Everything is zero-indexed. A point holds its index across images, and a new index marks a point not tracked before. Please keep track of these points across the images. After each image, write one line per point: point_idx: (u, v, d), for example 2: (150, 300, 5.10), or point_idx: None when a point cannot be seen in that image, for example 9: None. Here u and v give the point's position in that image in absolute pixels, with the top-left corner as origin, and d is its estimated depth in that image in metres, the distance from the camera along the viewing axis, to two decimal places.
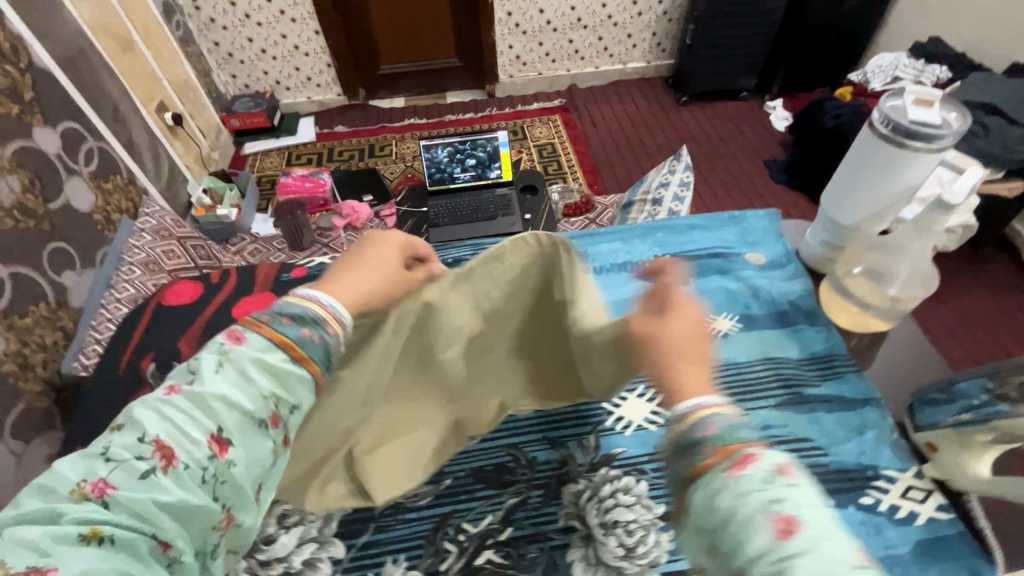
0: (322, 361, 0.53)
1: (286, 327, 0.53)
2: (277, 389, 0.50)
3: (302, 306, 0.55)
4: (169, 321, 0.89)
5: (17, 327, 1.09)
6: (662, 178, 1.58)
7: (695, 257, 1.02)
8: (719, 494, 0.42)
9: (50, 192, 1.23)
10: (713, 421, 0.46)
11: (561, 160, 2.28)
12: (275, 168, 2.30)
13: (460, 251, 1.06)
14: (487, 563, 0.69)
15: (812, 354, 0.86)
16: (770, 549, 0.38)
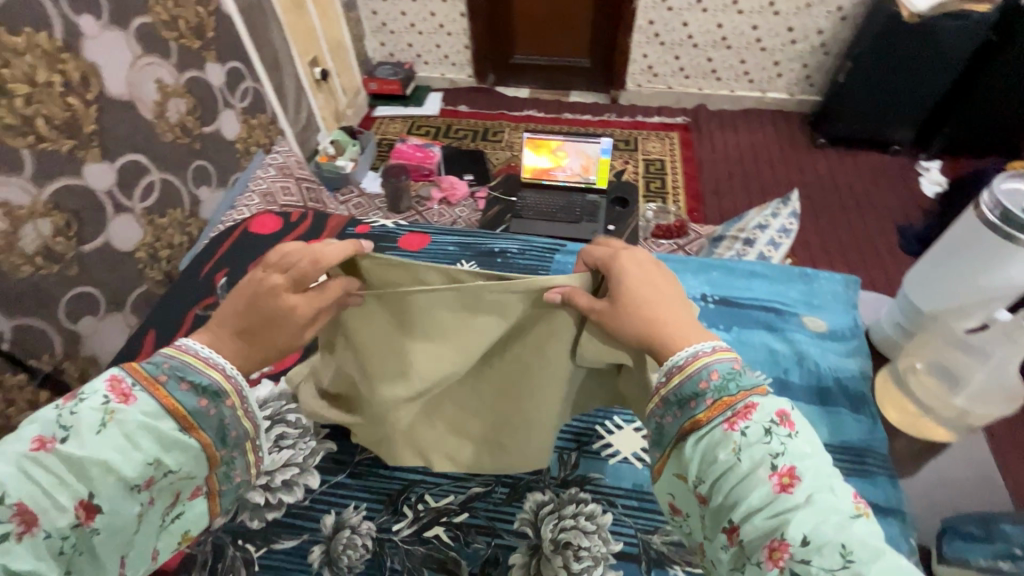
0: (212, 432, 0.60)
1: (184, 393, 0.59)
2: (158, 456, 0.56)
3: (191, 365, 0.61)
4: (248, 247, 1.03)
5: (155, 225, 1.29)
6: (762, 220, 1.48)
7: (746, 306, 0.95)
8: (720, 448, 0.53)
9: (206, 119, 1.45)
10: (713, 367, 0.57)
11: (667, 180, 2.20)
12: (396, 134, 2.47)
13: (507, 241, 1.07)
14: (434, 537, 0.73)
15: (844, 443, 0.80)
16: (770, 497, 0.49)
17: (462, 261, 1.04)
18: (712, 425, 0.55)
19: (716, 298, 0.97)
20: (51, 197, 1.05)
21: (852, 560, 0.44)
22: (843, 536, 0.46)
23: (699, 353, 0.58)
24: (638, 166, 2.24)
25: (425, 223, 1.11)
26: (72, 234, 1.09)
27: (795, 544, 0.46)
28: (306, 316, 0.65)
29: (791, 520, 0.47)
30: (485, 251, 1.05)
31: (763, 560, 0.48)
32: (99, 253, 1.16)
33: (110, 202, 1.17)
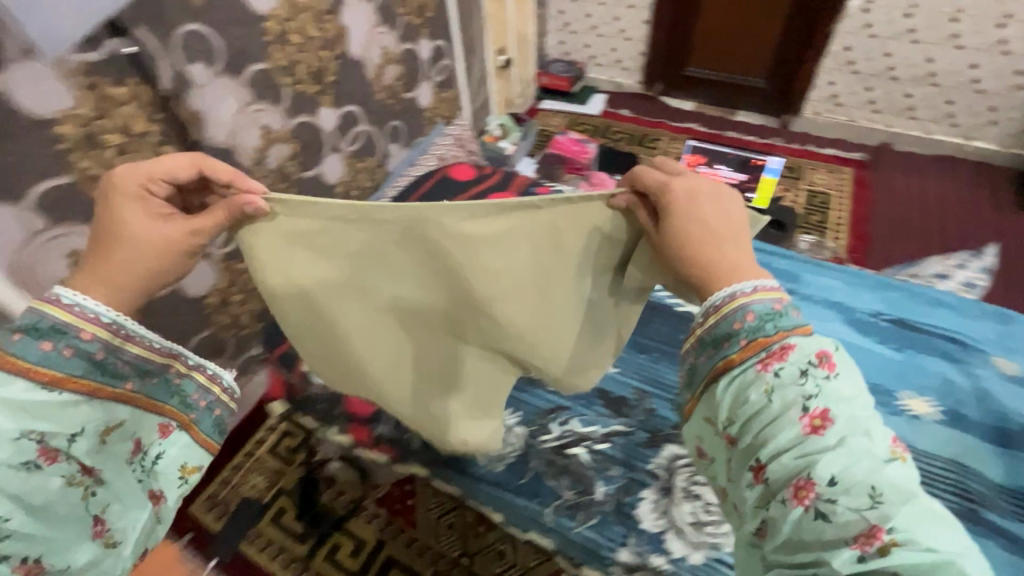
0: (85, 372, 0.68)
1: (36, 351, 0.65)
2: (25, 424, 0.62)
3: (44, 312, 0.67)
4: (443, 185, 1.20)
5: (353, 166, 1.71)
6: (943, 269, 1.35)
7: (923, 331, 1.16)
8: (756, 390, 0.65)
9: (409, 85, 1.83)
10: (749, 309, 0.69)
11: (829, 215, 2.06)
12: (557, 127, 2.61)
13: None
14: (579, 455, 1.05)
15: (1009, 485, 0.93)
16: (799, 437, 0.61)
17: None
18: (747, 367, 0.67)
19: (893, 318, 1.19)
20: (293, 126, 1.44)
21: (880, 502, 0.56)
22: (872, 480, 0.57)
23: (736, 295, 0.70)
24: (800, 195, 2.12)
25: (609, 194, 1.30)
26: (298, 159, 1.49)
27: (821, 485, 0.58)
28: (149, 238, 0.73)
29: (819, 460, 0.59)
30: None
31: (790, 497, 0.60)
32: (312, 179, 1.57)
33: (328, 140, 1.57)
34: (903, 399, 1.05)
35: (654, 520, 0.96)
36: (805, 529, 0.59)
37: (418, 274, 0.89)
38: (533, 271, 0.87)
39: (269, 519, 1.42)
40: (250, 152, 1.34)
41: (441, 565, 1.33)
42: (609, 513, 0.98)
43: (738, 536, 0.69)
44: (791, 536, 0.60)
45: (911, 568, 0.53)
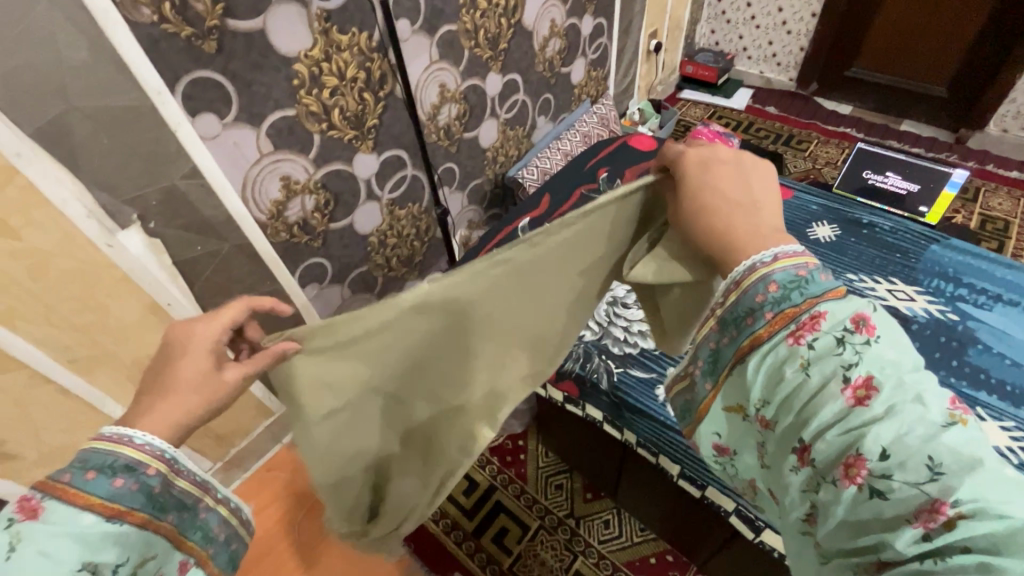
0: (145, 503, 0.52)
1: (94, 479, 0.50)
2: (91, 555, 0.47)
3: (112, 450, 0.52)
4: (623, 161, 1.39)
5: (505, 133, 1.77)
6: None
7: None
8: (789, 367, 0.57)
9: (565, 61, 1.86)
10: (772, 278, 0.60)
11: (1007, 243, 1.84)
12: (696, 118, 2.53)
13: (881, 218, 1.31)
14: None
15: None
16: (845, 413, 0.51)
17: (825, 221, 1.33)
18: (776, 341, 0.59)
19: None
20: (463, 88, 1.52)
21: (940, 472, 0.46)
22: (929, 449, 0.47)
23: (755, 267, 0.62)
24: (972, 218, 1.92)
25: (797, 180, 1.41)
26: (463, 121, 1.58)
27: (867, 457, 0.49)
28: (212, 392, 0.58)
29: (867, 433, 0.49)
30: (852, 220, 1.32)
31: (839, 477, 0.51)
32: (469, 141, 1.65)
33: (489, 105, 1.64)
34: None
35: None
36: (859, 512, 0.50)
37: (409, 359, 0.70)
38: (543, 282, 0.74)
39: None
40: (428, 108, 1.43)
41: (547, 521, 1.38)
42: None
43: (788, 526, 0.61)
44: (846, 520, 0.51)
45: (987, 546, 0.43)
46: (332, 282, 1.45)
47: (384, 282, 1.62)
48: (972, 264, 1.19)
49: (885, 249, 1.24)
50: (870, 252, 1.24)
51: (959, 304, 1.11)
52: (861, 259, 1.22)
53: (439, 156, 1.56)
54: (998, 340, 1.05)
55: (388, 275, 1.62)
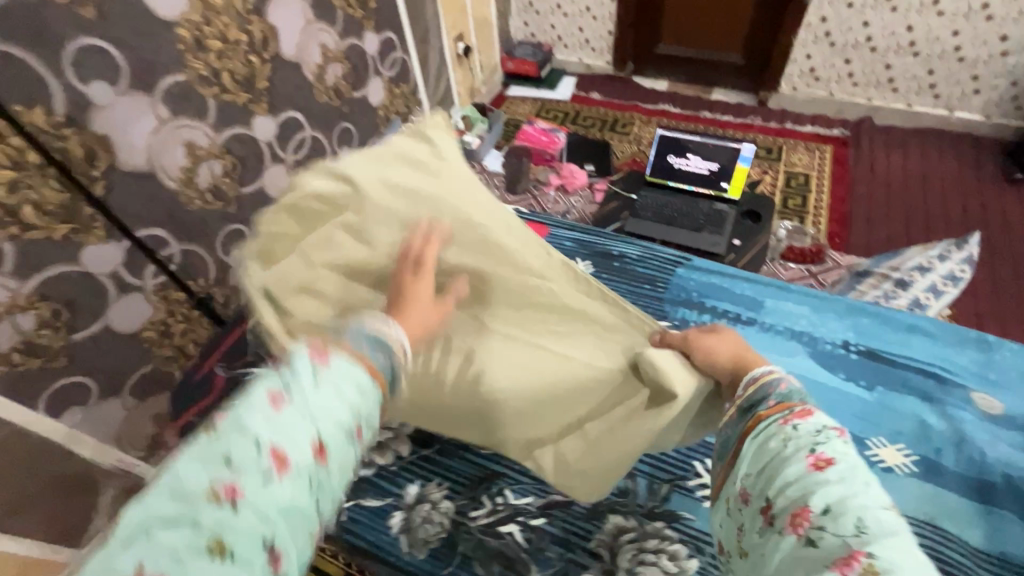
0: (386, 376, 0.55)
1: (329, 362, 0.52)
2: (351, 399, 0.52)
3: (365, 336, 0.57)
4: None
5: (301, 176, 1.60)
6: (924, 261, 1.28)
7: (897, 364, 0.92)
8: (772, 439, 0.58)
9: (356, 84, 1.72)
10: (783, 382, 0.66)
11: (808, 197, 1.98)
12: (524, 115, 2.48)
13: (629, 245, 1.16)
14: (510, 533, 0.89)
15: (1002, 557, 0.73)
16: (804, 473, 0.53)
17: (574, 258, 1.15)
18: (770, 420, 0.60)
19: (862, 348, 0.95)
20: (223, 141, 1.33)
21: (864, 531, 0.47)
22: (863, 513, 0.48)
23: (772, 371, 0.68)
24: (778, 178, 2.04)
25: (545, 215, 1.23)
26: (235, 176, 1.39)
27: (819, 512, 0.50)
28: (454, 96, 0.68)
29: (817, 491, 0.51)
30: (602, 251, 1.15)
31: (785, 526, 0.51)
32: (253, 195, 1.46)
33: (268, 151, 1.46)
34: (872, 448, 0.83)
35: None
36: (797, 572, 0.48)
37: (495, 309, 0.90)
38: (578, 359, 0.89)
39: None
40: (177, 172, 1.24)
41: None
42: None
43: None
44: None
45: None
46: (104, 395, 1.23)
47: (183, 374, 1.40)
48: (716, 282, 1.07)
49: (633, 281, 1.09)
50: (620, 286, 1.08)
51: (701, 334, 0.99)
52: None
53: (216, 221, 1.37)
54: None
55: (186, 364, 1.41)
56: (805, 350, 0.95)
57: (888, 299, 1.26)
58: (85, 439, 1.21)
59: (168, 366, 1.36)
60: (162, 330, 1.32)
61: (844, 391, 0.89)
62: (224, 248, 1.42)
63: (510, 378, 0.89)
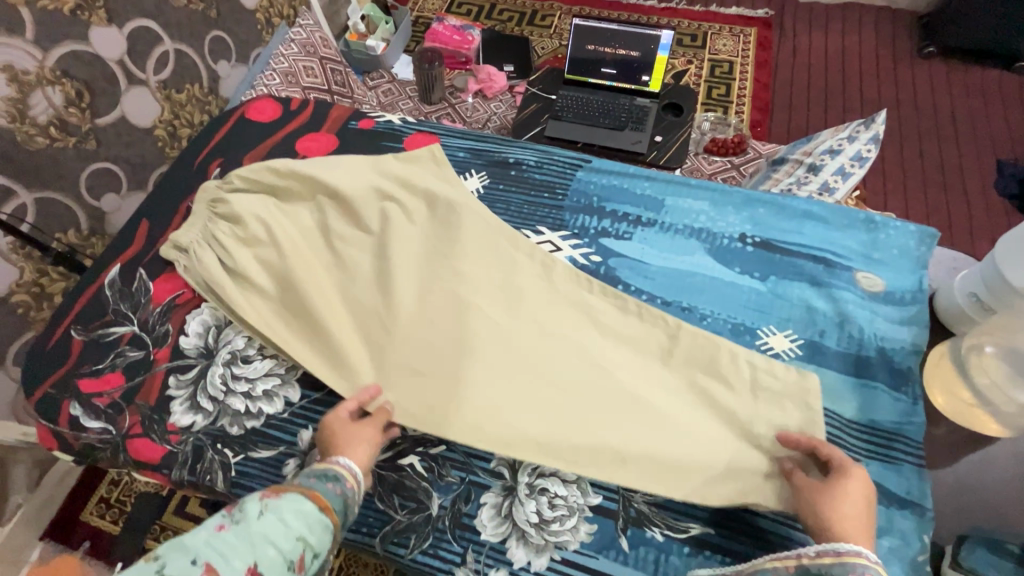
0: (338, 509, 0.66)
1: (332, 493, 0.67)
2: (307, 534, 0.61)
3: (341, 482, 0.68)
4: (254, 132, 1.11)
5: (172, 101, 1.39)
6: (834, 143, 1.28)
7: (790, 254, 0.93)
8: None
9: None
10: (866, 567, 0.60)
11: (732, 86, 1.93)
12: (434, 12, 2.23)
13: (527, 151, 1.09)
14: (408, 466, 0.80)
15: (871, 423, 0.80)
16: None
17: (469, 170, 1.07)
18: None
19: (758, 240, 0.95)
20: (56, 63, 1.11)
21: None
22: None
23: (862, 551, 0.61)
24: (703, 67, 1.97)
25: (434, 124, 1.13)
26: (84, 106, 1.18)
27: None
28: None
29: None
30: (498, 161, 1.08)
31: None
32: (115, 127, 1.26)
33: (121, 72, 1.24)
34: (762, 338, 0.86)
35: (495, 529, 0.75)
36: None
37: (425, 258, 0.93)
38: (507, 305, 0.89)
39: (172, 511, 1.32)
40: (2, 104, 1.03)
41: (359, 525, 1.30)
42: (447, 531, 0.76)
43: None
44: None
45: None
46: None
47: None
48: (614, 184, 1.03)
49: (531, 191, 1.03)
50: (518, 198, 1.02)
51: (601, 241, 0.97)
52: (502, 212, 1.01)
53: (73, 161, 1.18)
54: (636, 274, 0.93)
55: None
56: (703, 248, 0.95)
57: (800, 185, 1.27)
58: None
59: None
60: (38, 292, 1.18)
61: (738, 285, 0.91)
62: (93, 193, 1.24)
63: (426, 317, 0.87)
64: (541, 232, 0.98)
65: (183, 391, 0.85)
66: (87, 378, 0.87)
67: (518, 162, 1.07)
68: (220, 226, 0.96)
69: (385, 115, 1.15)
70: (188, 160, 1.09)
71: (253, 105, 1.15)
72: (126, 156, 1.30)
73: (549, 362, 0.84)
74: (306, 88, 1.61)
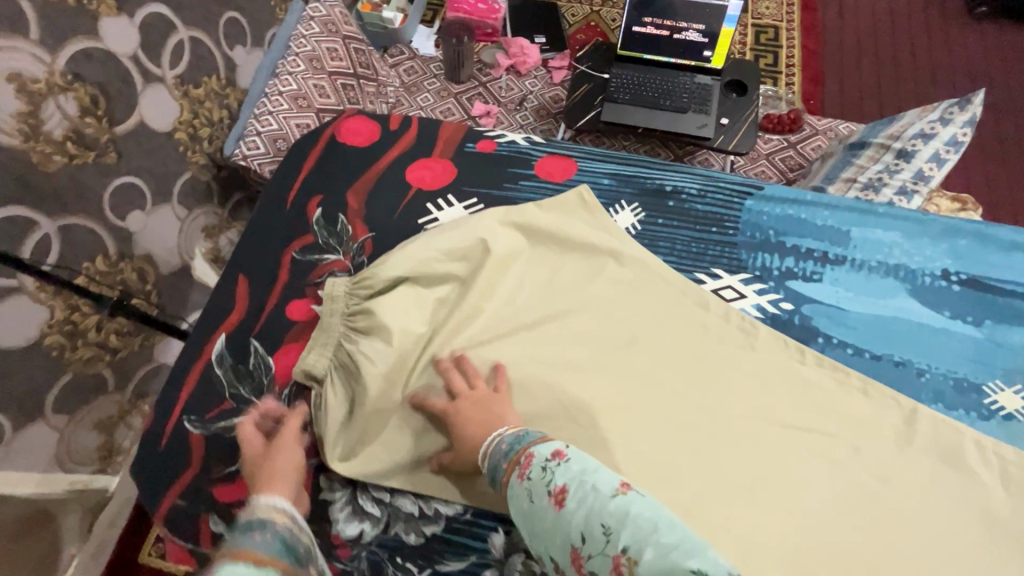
0: (283, 555, 0.53)
1: (263, 540, 0.53)
2: None
3: (270, 531, 0.55)
4: (353, 159, 1.01)
5: (191, 98, 1.22)
6: (926, 126, 1.21)
7: (1005, 294, 0.87)
8: (520, 500, 0.58)
9: None
10: (503, 437, 0.65)
11: (780, 54, 1.81)
12: None
13: (685, 178, 0.99)
14: None
15: None
16: (555, 519, 0.55)
17: (619, 203, 0.97)
18: (511, 483, 0.60)
19: (964, 277, 0.89)
20: (66, 66, 0.94)
21: (609, 533, 0.51)
22: (607, 522, 0.51)
23: (500, 434, 0.66)
24: (747, 33, 1.84)
25: (568, 145, 1.03)
26: (101, 113, 1.01)
27: (583, 546, 0.52)
28: None
29: (569, 528, 0.54)
30: (652, 189, 0.98)
31: (575, 568, 0.53)
32: (133, 135, 1.09)
33: (136, 70, 1.07)
34: (990, 395, 0.80)
35: None
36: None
37: (622, 335, 0.83)
38: (718, 378, 0.79)
39: None
40: (12, 121, 0.87)
41: None
42: None
43: None
44: None
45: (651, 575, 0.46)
46: (19, 426, 0.99)
47: (117, 371, 1.16)
48: (792, 214, 0.95)
49: (698, 225, 0.94)
50: (684, 234, 0.93)
51: (789, 284, 0.89)
52: (668, 253, 0.92)
53: (94, 180, 1.03)
54: (836, 324, 0.85)
55: (119, 359, 1.17)
56: (904, 288, 0.88)
57: (891, 173, 1.20)
58: (17, 475, 1.00)
59: (92, 369, 1.11)
60: (71, 331, 1.05)
61: (951, 332, 0.85)
62: (117, 212, 1.09)
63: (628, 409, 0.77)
64: (717, 275, 0.90)
65: (341, 494, 0.77)
66: (222, 484, 0.77)
67: (683, 195, 0.97)
68: (367, 346, 0.80)
69: (505, 134, 1.05)
70: (277, 198, 0.98)
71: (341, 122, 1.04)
72: (148, 167, 1.15)
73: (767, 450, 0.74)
74: (332, 73, 1.44)
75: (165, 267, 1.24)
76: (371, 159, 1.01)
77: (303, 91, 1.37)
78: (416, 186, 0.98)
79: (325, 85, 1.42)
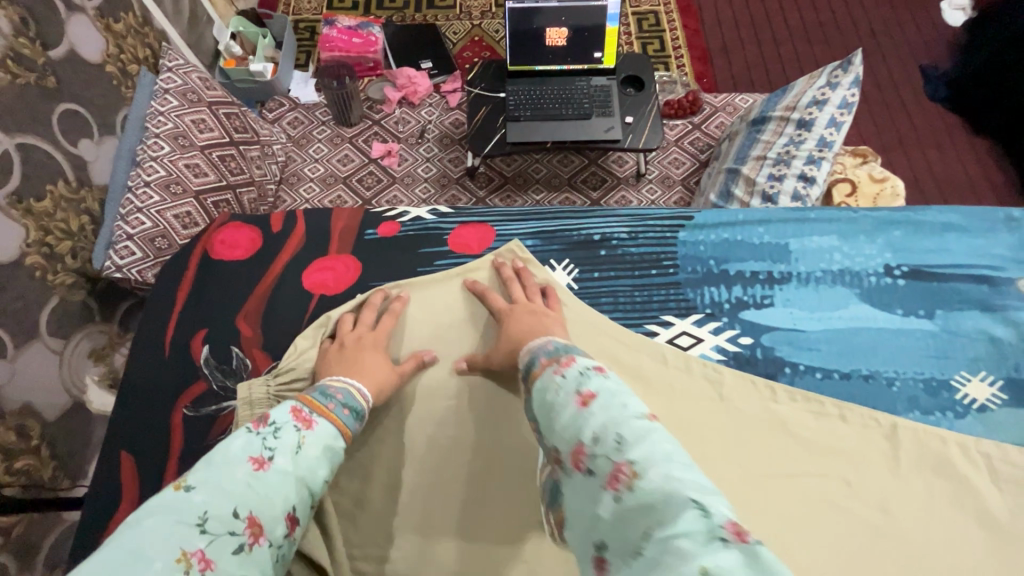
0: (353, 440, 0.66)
1: (346, 416, 0.66)
2: (331, 472, 0.61)
3: (361, 411, 0.69)
4: (234, 282, 0.92)
5: (36, 212, 1.04)
6: (818, 93, 1.24)
7: (944, 278, 0.91)
8: (548, 392, 0.57)
9: (48, 38, 1.09)
10: (550, 343, 0.66)
11: (666, 38, 1.83)
12: (314, 13, 1.93)
13: (611, 224, 0.98)
14: None
15: None
16: (574, 415, 0.52)
17: (552, 261, 0.94)
18: (542, 377, 0.60)
19: (906, 269, 0.92)
20: None
21: (622, 442, 0.47)
22: (623, 427, 0.48)
23: (543, 340, 0.68)
24: (630, 23, 1.85)
25: (481, 212, 1.01)
26: None
27: (591, 445, 0.49)
28: None
29: (587, 424, 0.50)
30: (580, 241, 0.96)
31: (574, 464, 0.50)
32: None
33: None
34: (960, 390, 0.82)
35: None
36: (601, 514, 0.44)
37: None
38: (713, 437, 0.76)
39: None
40: None
41: None
42: None
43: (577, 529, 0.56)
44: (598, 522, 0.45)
45: (650, 495, 0.42)
46: None
47: (18, 550, 0.97)
48: (727, 238, 0.95)
49: (635, 271, 0.93)
50: (626, 284, 0.92)
51: (743, 315, 0.88)
52: (614, 309, 0.89)
53: None
54: (797, 349, 0.86)
55: (16, 536, 0.98)
56: (855, 294, 0.90)
57: (797, 144, 1.22)
58: None
59: None
60: None
61: (909, 331, 0.87)
62: None
63: None
64: (669, 323, 0.88)
65: None
66: None
67: (615, 238, 0.97)
68: None
69: (406, 212, 1.01)
70: (154, 341, 0.88)
71: (217, 235, 0.96)
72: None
73: (773, 505, 0.71)
74: (204, 146, 1.29)
75: (52, 412, 1.06)
76: (256, 271, 0.94)
77: (174, 175, 1.21)
78: (319, 293, 0.91)
79: (199, 162, 1.27)
